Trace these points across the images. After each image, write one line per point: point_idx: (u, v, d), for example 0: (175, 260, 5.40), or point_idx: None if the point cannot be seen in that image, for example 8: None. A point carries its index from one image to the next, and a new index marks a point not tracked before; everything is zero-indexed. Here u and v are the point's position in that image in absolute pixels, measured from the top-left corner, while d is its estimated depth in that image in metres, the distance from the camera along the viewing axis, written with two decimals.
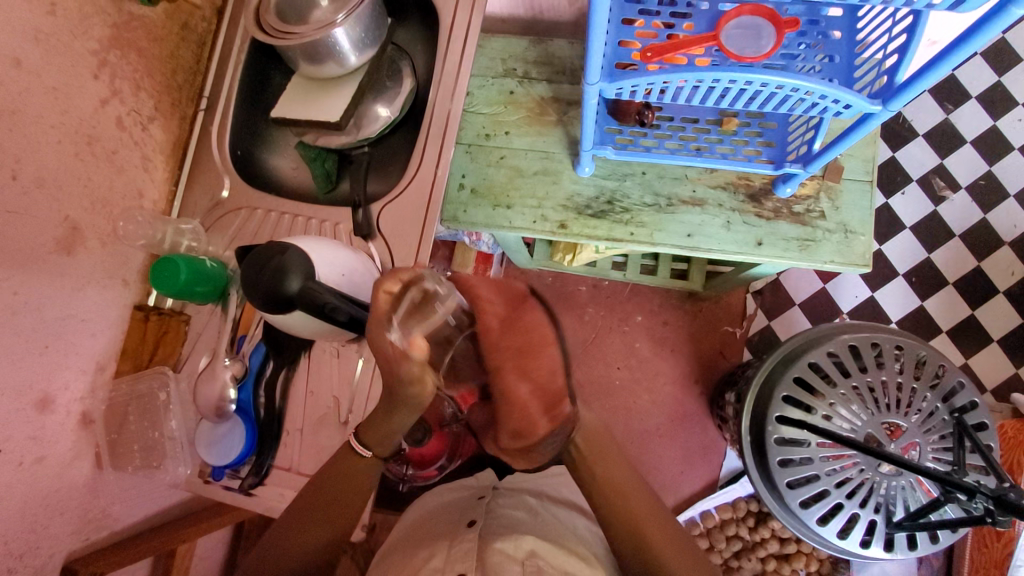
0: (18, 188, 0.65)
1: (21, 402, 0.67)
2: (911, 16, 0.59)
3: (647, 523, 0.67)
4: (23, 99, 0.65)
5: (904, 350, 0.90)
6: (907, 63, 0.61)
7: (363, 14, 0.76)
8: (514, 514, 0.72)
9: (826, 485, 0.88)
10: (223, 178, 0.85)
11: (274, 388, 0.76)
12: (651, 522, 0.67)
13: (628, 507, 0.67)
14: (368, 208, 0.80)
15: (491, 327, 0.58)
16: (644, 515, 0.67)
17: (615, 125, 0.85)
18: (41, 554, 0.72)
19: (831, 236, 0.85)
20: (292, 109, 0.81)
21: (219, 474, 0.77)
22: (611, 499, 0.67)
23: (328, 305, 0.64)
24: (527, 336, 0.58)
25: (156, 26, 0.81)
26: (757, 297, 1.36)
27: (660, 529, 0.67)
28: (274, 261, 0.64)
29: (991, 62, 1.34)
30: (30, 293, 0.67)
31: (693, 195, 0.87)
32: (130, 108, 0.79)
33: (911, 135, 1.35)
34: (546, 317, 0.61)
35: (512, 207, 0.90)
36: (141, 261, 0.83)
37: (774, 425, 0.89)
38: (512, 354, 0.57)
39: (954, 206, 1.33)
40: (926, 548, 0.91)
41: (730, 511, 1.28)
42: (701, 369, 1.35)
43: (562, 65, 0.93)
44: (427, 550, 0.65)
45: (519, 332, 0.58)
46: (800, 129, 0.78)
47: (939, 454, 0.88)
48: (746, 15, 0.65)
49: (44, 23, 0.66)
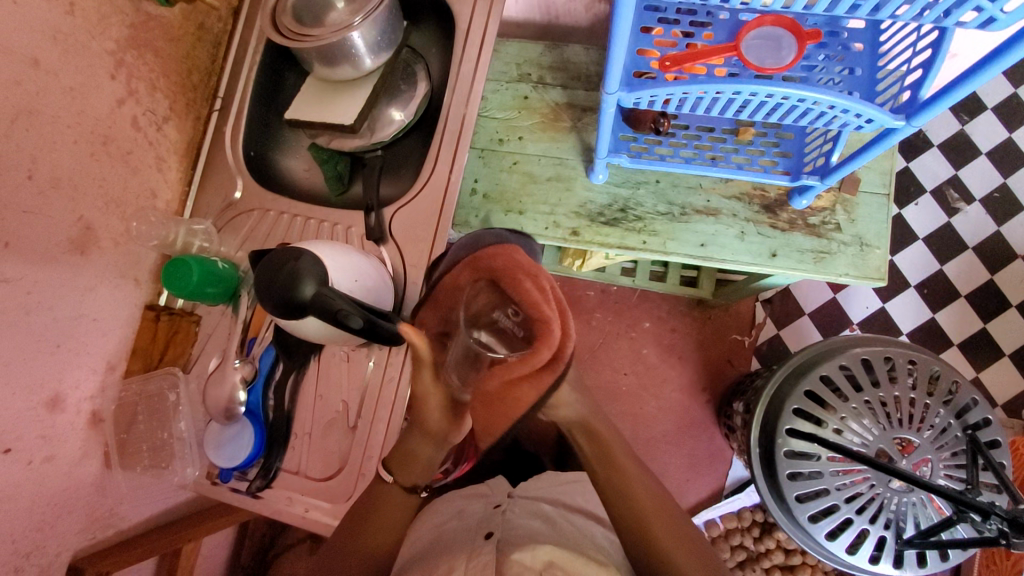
0: (33, 187, 0.65)
1: (32, 401, 0.68)
2: (936, 31, 0.59)
3: (664, 530, 0.70)
4: (40, 99, 0.65)
5: (918, 365, 0.89)
6: (931, 78, 0.60)
7: (381, 18, 0.76)
8: (531, 524, 0.72)
9: (835, 500, 0.88)
10: (236, 179, 0.84)
11: (283, 392, 0.75)
12: (684, 551, 0.69)
13: (633, 497, 0.73)
14: (381, 212, 0.80)
15: (472, 273, 0.68)
16: (648, 504, 0.72)
17: (630, 132, 0.84)
18: (49, 552, 0.72)
19: (846, 249, 0.84)
20: (307, 112, 0.81)
21: (227, 476, 0.77)
22: (614, 487, 0.74)
23: (341, 312, 0.64)
24: (495, 268, 0.67)
25: (173, 27, 0.81)
26: (767, 306, 1.35)
27: (679, 540, 0.70)
28: (289, 266, 0.64)
29: (1009, 73, 1.33)
30: (43, 293, 0.67)
31: (708, 205, 0.86)
32: (145, 108, 0.79)
33: (925, 145, 1.34)
34: (502, 258, 0.67)
35: (524, 213, 0.89)
36: (153, 260, 0.83)
37: (784, 438, 0.89)
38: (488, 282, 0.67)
39: (968, 217, 1.32)
40: (936, 566, 0.90)
41: (735, 520, 1.28)
42: (709, 378, 1.34)
43: (578, 71, 0.92)
44: (446, 563, 0.65)
45: (492, 263, 0.67)
46: (817, 141, 0.78)
47: (951, 471, 0.87)
48: (766, 26, 0.64)
49: (63, 23, 0.66)
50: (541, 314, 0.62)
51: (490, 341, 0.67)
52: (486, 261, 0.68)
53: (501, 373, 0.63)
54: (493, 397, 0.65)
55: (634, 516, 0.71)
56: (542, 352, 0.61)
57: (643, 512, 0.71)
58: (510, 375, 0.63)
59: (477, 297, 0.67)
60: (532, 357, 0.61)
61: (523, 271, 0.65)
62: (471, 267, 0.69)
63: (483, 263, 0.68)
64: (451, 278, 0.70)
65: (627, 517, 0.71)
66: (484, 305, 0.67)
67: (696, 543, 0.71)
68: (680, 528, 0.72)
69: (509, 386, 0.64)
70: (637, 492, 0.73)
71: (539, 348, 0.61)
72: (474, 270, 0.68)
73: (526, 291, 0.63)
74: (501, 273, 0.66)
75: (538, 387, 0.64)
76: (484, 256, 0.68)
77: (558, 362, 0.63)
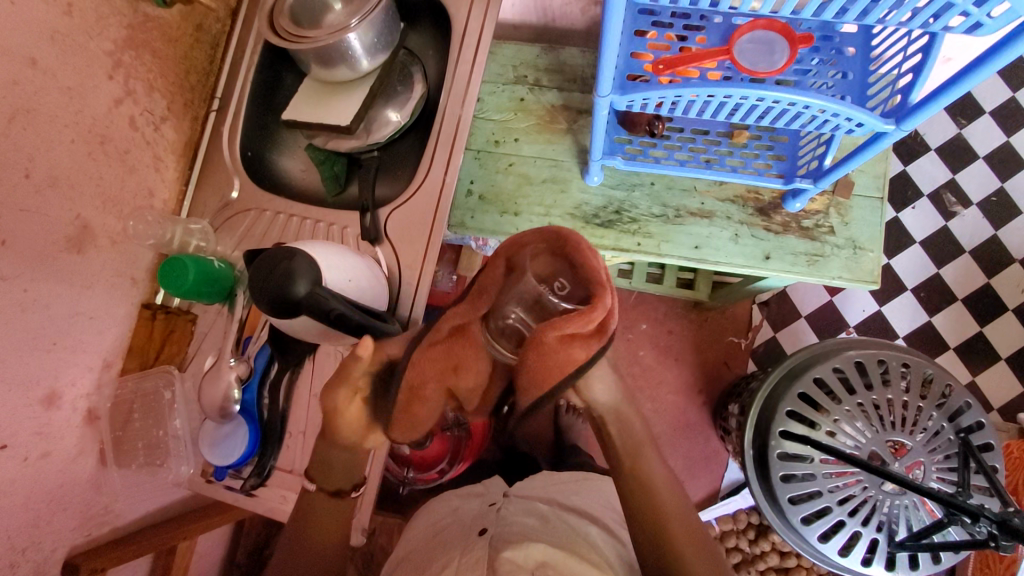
0: (31, 186, 0.65)
1: (29, 398, 0.68)
2: (927, 36, 0.59)
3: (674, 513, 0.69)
4: (37, 99, 0.65)
5: (911, 368, 0.89)
6: (921, 83, 0.60)
7: (377, 19, 0.76)
8: (525, 522, 0.72)
9: (828, 502, 0.88)
10: (233, 179, 0.85)
11: (278, 390, 0.76)
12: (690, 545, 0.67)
13: (655, 493, 0.70)
14: (376, 212, 0.80)
15: (519, 251, 0.66)
16: (668, 498, 0.70)
17: (625, 135, 0.85)
18: (44, 548, 0.72)
19: (839, 252, 0.84)
20: (305, 113, 0.82)
21: (222, 474, 0.77)
22: (633, 479, 0.71)
23: (336, 312, 0.65)
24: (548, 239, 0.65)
25: (170, 28, 0.82)
26: (764, 309, 1.35)
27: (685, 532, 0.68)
28: (282, 266, 0.64)
29: (1006, 77, 1.33)
30: (39, 291, 0.68)
31: (702, 207, 0.87)
32: (143, 108, 0.79)
33: (923, 149, 1.34)
34: (556, 229, 0.65)
35: (520, 215, 0.90)
36: (150, 260, 0.83)
37: (777, 440, 0.89)
38: (544, 253, 0.66)
39: (965, 222, 1.32)
40: (928, 568, 0.90)
41: (730, 523, 1.29)
42: (705, 379, 1.34)
43: (574, 73, 0.93)
44: (439, 561, 0.66)
45: (545, 236, 0.65)
46: (811, 145, 0.78)
47: (943, 474, 0.88)
48: (759, 30, 0.65)
49: (60, 23, 0.67)
50: (596, 281, 0.61)
51: (530, 315, 0.67)
52: (534, 240, 0.65)
53: (553, 331, 0.59)
54: (546, 355, 0.60)
55: (651, 507, 0.69)
56: (599, 311, 0.58)
57: (660, 503, 0.69)
58: (566, 331, 0.58)
59: (534, 261, 0.66)
60: (587, 312, 0.58)
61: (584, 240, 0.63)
62: (518, 246, 0.66)
63: (528, 240, 0.66)
64: (511, 242, 0.67)
65: (642, 512, 0.69)
66: (541, 274, 0.66)
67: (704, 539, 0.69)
68: (692, 523, 0.69)
69: (562, 344, 0.60)
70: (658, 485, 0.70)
71: (595, 308, 0.59)
72: (537, 233, 0.65)
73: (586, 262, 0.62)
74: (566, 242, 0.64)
75: (587, 347, 0.62)
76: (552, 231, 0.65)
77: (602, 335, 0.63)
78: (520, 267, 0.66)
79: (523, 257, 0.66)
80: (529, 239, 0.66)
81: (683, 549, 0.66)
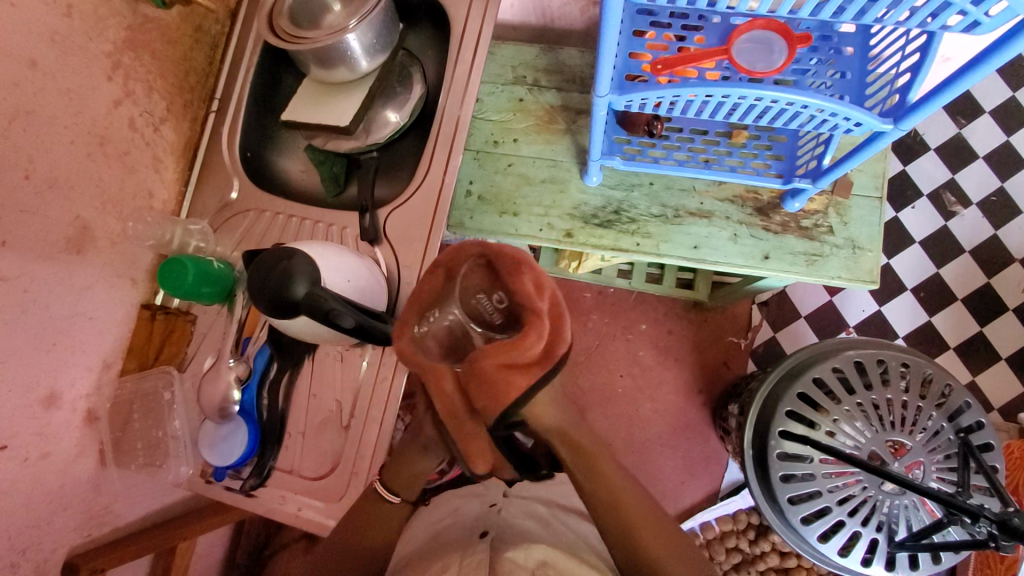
0: (31, 187, 0.65)
1: (29, 399, 0.68)
2: (925, 35, 0.59)
3: (641, 517, 0.72)
4: (37, 100, 0.65)
5: (911, 368, 0.89)
6: (919, 82, 0.60)
7: (376, 20, 0.76)
8: (524, 524, 0.73)
9: (828, 502, 0.88)
10: (233, 180, 0.85)
11: (277, 391, 0.76)
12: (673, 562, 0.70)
13: (622, 509, 0.72)
14: (375, 213, 0.80)
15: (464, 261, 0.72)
16: (633, 513, 0.72)
17: (624, 135, 0.85)
18: (44, 549, 0.72)
19: (838, 252, 0.84)
20: (304, 114, 0.82)
21: (221, 474, 0.77)
22: (604, 495, 0.73)
23: (332, 311, 0.64)
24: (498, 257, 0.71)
25: (171, 29, 0.82)
26: (764, 309, 1.35)
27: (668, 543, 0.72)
28: (280, 266, 0.65)
29: (1005, 76, 1.33)
30: (39, 291, 0.68)
31: (701, 207, 0.87)
32: (143, 109, 0.79)
33: (922, 149, 1.34)
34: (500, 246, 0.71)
35: (519, 215, 0.89)
36: (150, 260, 0.83)
37: (776, 440, 0.89)
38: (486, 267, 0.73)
39: (964, 221, 1.32)
40: (928, 569, 0.90)
41: (729, 523, 1.29)
42: (706, 379, 1.34)
43: (573, 73, 0.93)
44: (440, 562, 0.66)
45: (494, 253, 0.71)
46: (810, 144, 0.78)
47: (943, 474, 0.88)
48: (758, 29, 0.65)
49: (61, 25, 0.67)
50: (534, 305, 0.68)
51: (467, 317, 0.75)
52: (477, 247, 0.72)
53: (490, 358, 0.67)
54: (486, 378, 0.68)
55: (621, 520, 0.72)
56: (533, 338, 0.66)
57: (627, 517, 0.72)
58: (500, 359, 0.67)
59: (472, 271, 0.74)
60: (521, 341, 0.66)
61: (518, 262, 0.70)
62: (464, 255, 0.72)
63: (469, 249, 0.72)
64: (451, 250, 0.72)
65: (611, 520, 0.72)
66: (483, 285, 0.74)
67: (683, 545, 0.72)
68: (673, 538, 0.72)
69: (501, 371, 0.68)
70: (625, 501, 0.73)
71: (529, 334, 0.67)
72: (479, 244, 0.71)
73: (523, 284, 0.69)
74: (501, 260, 0.71)
75: (527, 376, 0.71)
76: (488, 246, 0.72)
77: (549, 358, 0.71)
78: (458, 273, 0.73)
79: (461, 267, 0.73)
80: (473, 249, 0.72)
81: (647, 540, 0.70)
